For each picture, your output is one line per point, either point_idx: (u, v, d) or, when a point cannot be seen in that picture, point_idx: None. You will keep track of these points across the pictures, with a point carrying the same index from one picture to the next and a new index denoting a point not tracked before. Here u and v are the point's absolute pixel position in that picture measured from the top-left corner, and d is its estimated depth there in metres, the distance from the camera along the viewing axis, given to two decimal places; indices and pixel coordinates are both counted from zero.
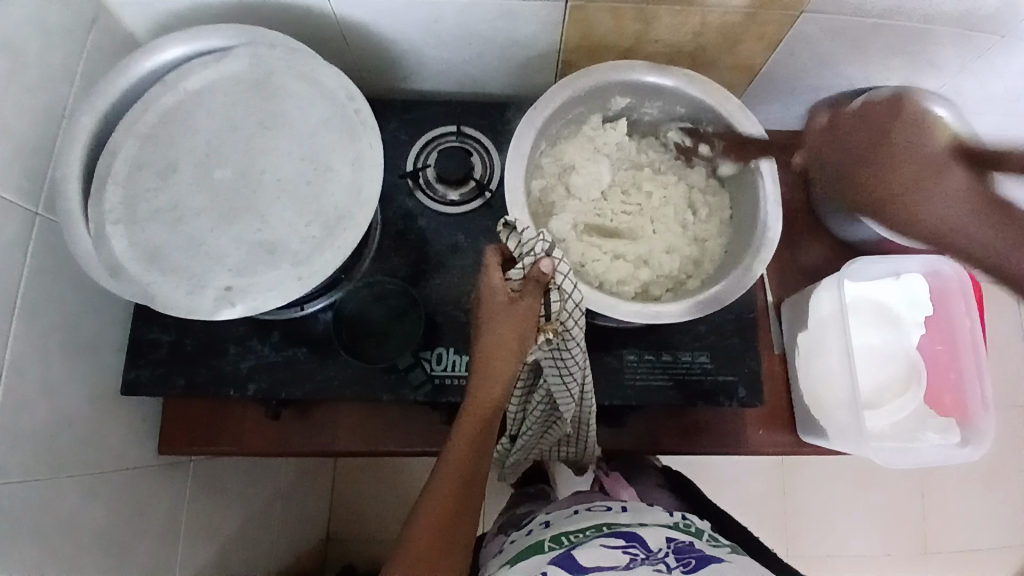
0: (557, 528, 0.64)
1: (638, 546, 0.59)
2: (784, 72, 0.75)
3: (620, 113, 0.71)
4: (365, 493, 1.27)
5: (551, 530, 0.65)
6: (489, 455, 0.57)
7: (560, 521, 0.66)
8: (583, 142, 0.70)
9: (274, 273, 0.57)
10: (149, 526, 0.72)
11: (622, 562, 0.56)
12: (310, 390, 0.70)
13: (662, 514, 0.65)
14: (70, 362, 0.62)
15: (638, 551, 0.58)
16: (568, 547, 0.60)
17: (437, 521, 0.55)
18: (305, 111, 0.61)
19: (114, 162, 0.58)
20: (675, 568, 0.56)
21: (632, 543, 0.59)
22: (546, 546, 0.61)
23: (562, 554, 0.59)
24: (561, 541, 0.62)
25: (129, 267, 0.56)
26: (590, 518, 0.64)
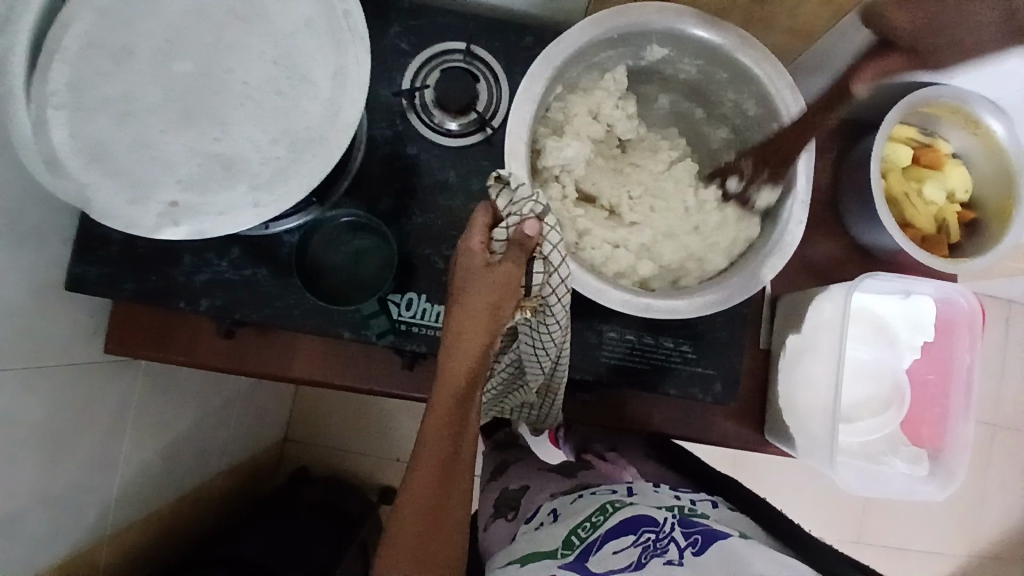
0: (565, 525, 0.65)
1: (647, 526, 0.60)
2: (847, 45, 0.66)
3: (651, 64, 0.62)
4: (327, 403, 1.26)
5: (561, 522, 0.66)
6: (473, 433, 0.51)
7: (566, 511, 0.68)
8: (600, 96, 0.62)
9: (227, 195, 0.51)
10: (91, 420, 0.70)
11: (634, 559, 0.57)
12: (267, 316, 0.65)
13: (667, 499, 0.67)
14: (10, 253, 0.56)
15: (651, 533, 0.59)
16: (578, 544, 0.61)
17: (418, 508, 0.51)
18: (289, 5, 0.52)
19: (65, 36, 0.49)
20: (685, 549, 0.57)
21: (641, 529, 0.60)
22: (558, 552, 0.61)
23: (577, 561, 0.59)
24: (572, 541, 0.62)
25: (68, 162, 0.50)
26: (595, 501, 0.67)
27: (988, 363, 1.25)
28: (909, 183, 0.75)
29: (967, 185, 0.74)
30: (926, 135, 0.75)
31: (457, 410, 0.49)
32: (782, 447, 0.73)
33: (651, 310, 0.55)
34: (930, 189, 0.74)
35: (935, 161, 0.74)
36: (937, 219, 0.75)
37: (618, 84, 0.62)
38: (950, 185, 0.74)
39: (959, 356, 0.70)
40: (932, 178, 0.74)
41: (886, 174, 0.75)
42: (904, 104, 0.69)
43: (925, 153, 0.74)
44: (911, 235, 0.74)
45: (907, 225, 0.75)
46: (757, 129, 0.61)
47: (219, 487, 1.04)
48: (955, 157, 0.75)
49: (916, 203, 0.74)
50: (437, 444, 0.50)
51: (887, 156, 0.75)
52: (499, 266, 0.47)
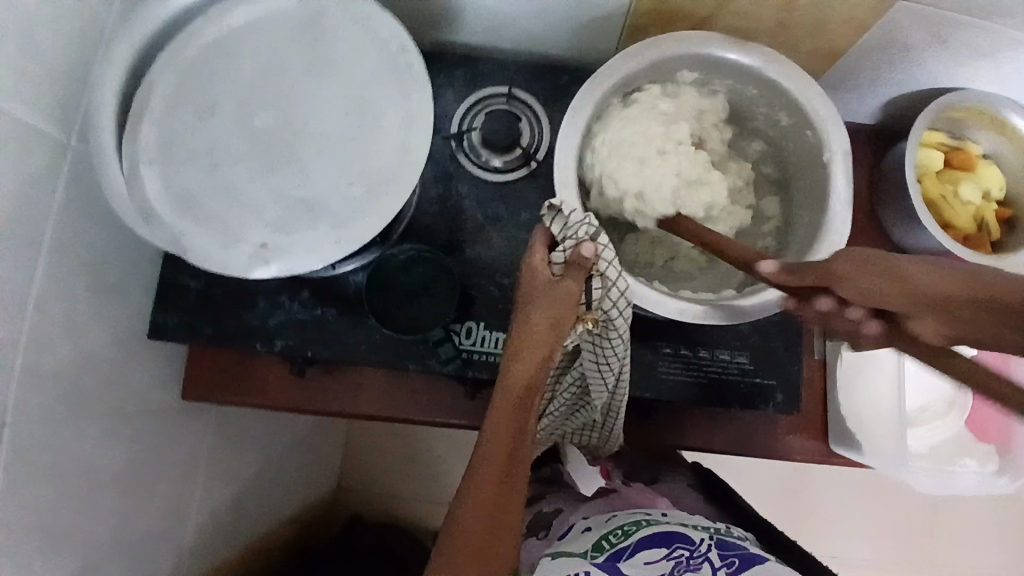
0: (596, 531, 0.66)
1: (680, 544, 0.62)
2: (871, 58, 0.69)
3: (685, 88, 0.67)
4: (379, 449, 1.27)
5: (594, 529, 0.67)
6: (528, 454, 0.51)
7: (599, 524, 0.68)
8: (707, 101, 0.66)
9: (309, 232, 0.55)
10: (169, 465, 0.72)
11: (666, 570, 0.60)
12: (336, 353, 0.68)
13: (701, 518, 0.67)
14: (99, 303, 0.61)
15: (682, 551, 0.61)
16: (610, 549, 0.63)
17: (471, 534, 0.48)
18: (355, 59, 0.57)
19: (149, 100, 0.55)
20: (719, 569, 0.60)
21: (675, 541, 0.62)
22: (587, 553, 0.63)
23: (608, 561, 0.61)
24: (602, 545, 0.64)
25: (161, 214, 0.54)
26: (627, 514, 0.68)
27: None
28: (944, 186, 0.77)
29: (1000, 182, 0.77)
30: (955, 139, 0.78)
31: (515, 427, 0.49)
32: (849, 456, 0.73)
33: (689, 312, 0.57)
34: (966, 190, 0.76)
35: (968, 162, 0.77)
36: (977, 217, 0.77)
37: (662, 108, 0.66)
38: (985, 183, 0.77)
39: None
40: (966, 178, 0.77)
41: (923, 179, 0.77)
42: (935, 107, 0.71)
43: (956, 156, 0.77)
44: (953, 235, 0.76)
45: (948, 226, 0.77)
46: (795, 139, 0.64)
47: (280, 536, 1.05)
48: (985, 157, 0.78)
49: (953, 203, 0.76)
50: (496, 462, 0.49)
51: (921, 162, 0.77)
52: (559, 284, 0.50)
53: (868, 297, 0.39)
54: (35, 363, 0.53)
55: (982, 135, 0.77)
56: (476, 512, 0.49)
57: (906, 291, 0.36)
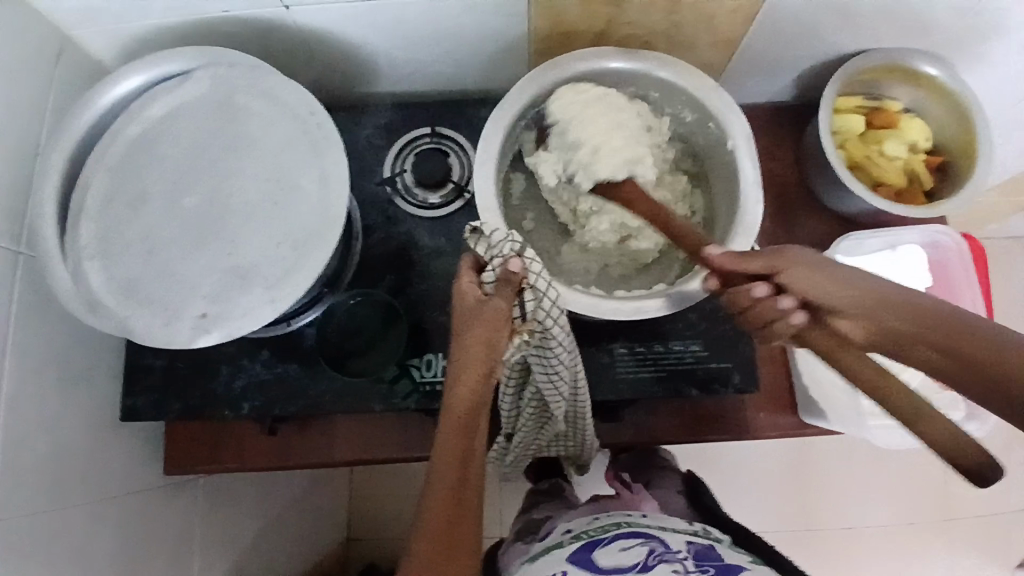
0: (576, 531, 0.69)
1: (656, 542, 0.64)
2: (767, 41, 0.72)
3: None
4: (383, 494, 1.28)
5: (576, 528, 0.70)
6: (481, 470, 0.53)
7: (580, 525, 0.70)
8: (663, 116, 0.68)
9: (248, 296, 0.57)
10: (163, 542, 0.74)
11: (640, 559, 0.62)
12: (303, 406, 0.70)
13: (681, 523, 0.69)
14: (67, 395, 0.64)
15: (656, 547, 0.63)
16: (587, 541, 0.66)
17: (429, 557, 0.50)
18: (271, 129, 0.61)
19: (85, 198, 0.59)
20: (693, 571, 0.60)
21: (651, 538, 0.64)
22: (565, 547, 0.66)
23: (584, 555, 0.64)
24: (582, 538, 0.67)
25: (107, 301, 0.57)
26: (610, 516, 0.70)
27: None
28: (869, 147, 0.78)
29: (926, 133, 0.78)
30: (875, 99, 0.79)
31: (463, 445, 0.51)
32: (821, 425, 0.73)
33: (621, 311, 0.59)
34: (890, 147, 0.77)
35: (888, 120, 0.78)
36: (906, 171, 0.78)
37: None
38: (910, 137, 0.78)
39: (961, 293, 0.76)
40: (890, 136, 0.78)
41: (845, 144, 0.78)
42: (839, 77, 0.74)
43: (876, 116, 0.78)
44: (886, 192, 0.78)
45: (879, 184, 0.78)
46: (701, 131, 0.67)
47: None
48: (908, 112, 0.79)
49: (880, 161, 0.78)
50: (449, 482, 0.51)
51: (840, 128, 0.78)
52: (490, 303, 0.52)
53: (820, 291, 0.44)
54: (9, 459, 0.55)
55: (899, 90, 0.78)
56: (436, 529, 0.51)
57: (850, 290, 0.43)
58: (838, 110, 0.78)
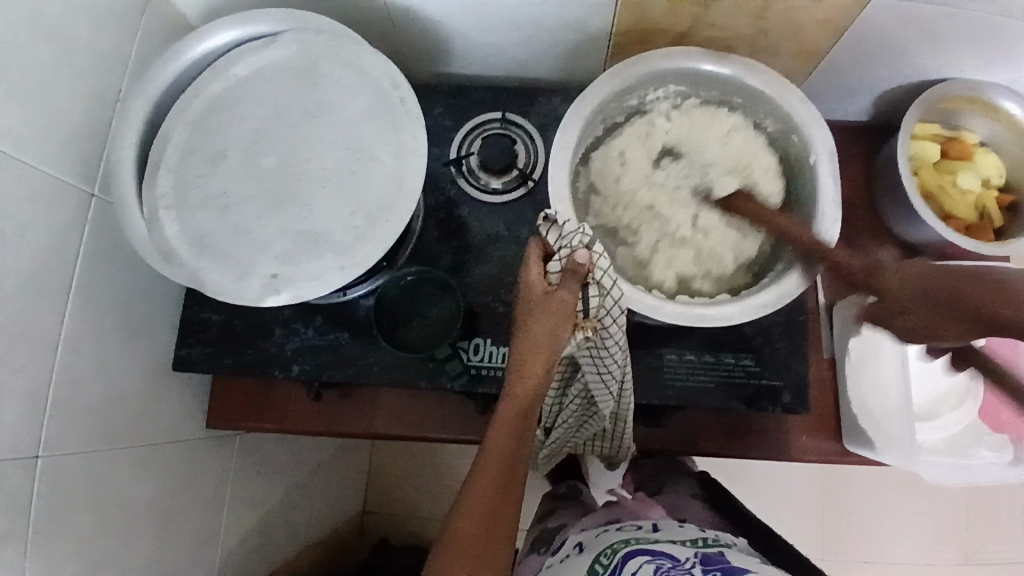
0: (587, 556, 0.67)
1: (663, 557, 0.61)
2: (853, 58, 0.71)
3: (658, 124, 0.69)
4: (402, 471, 1.29)
5: (587, 553, 0.68)
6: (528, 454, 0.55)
7: (591, 541, 0.70)
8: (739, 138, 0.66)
9: (318, 262, 0.58)
10: (200, 492, 0.75)
11: None
12: (350, 375, 0.71)
13: (692, 531, 0.68)
14: (125, 340, 0.65)
15: (663, 561, 0.60)
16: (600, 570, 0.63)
17: (469, 536, 0.52)
18: (352, 98, 0.61)
19: (165, 148, 0.60)
20: None
21: (657, 554, 0.61)
22: None
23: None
24: (595, 568, 0.64)
25: (180, 252, 0.58)
26: (619, 536, 0.68)
27: None
28: (941, 177, 0.77)
29: (1000, 169, 0.77)
30: (951, 129, 0.77)
31: (514, 430, 0.53)
32: (864, 454, 0.72)
33: (684, 315, 0.59)
34: (964, 179, 0.76)
35: (964, 152, 0.77)
36: (977, 207, 0.76)
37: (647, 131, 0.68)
38: (984, 172, 0.76)
39: None
40: (963, 168, 0.76)
41: (918, 172, 0.77)
42: (923, 101, 0.72)
43: (952, 146, 0.77)
44: (955, 226, 0.75)
45: (949, 216, 0.76)
46: (782, 144, 0.66)
47: (310, 560, 1.06)
48: (984, 146, 0.78)
49: (952, 194, 0.76)
50: (497, 464, 0.53)
51: (915, 155, 0.77)
52: (556, 295, 0.52)
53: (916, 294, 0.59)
54: (67, 395, 0.57)
55: (978, 123, 0.76)
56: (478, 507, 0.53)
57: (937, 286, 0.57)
58: (914, 136, 0.77)
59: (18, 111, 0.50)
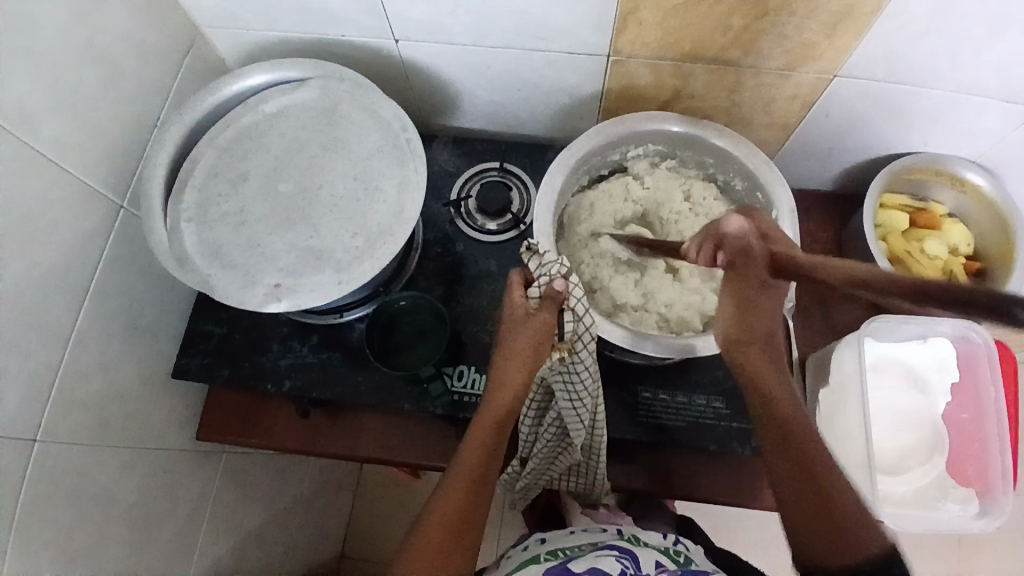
0: (552, 544, 0.66)
1: (629, 561, 0.60)
2: (820, 131, 0.78)
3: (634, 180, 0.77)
4: (385, 515, 1.28)
5: (549, 543, 0.67)
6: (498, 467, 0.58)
7: (556, 536, 0.68)
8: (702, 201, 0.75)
9: (317, 276, 0.63)
10: (180, 502, 0.76)
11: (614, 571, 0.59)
12: (338, 393, 0.75)
13: (656, 537, 0.67)
14: (130, 342, 0.69)
15: (627, 566, 0.59)
16: (563, 556, 0.63)
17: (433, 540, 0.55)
18: (364, 137, 0.69)
19: (194, 169, 0.67)
20: None
21: (626, 553, 0.61)
22: (542, 558, 0.64)
23: (557, 565, 0.62)
24: (557, 553, 0.64)
25: (194, 260, 0.63)
26: (585, 535, 0.66)
27: None
28: (910, 243, 0.81)
29: (968, 239, 0.81)
30: (919, 200, 0.83)
31: (487, 443, 0.56)
32: None
33: (653, 348, 0.63)
34: (931, 245, 0.81)
35: (931, 222, 0.82)
36: (945, 271, 0.81)
37: (622, 187, 0.75)
38: (952, 240, 0.81)
39: (985, 392, 0.78)
40: (931, 236, 0.81)
41: (886, 238, 0.82)
42: (887, 172, 0.78)
43: (919, 216, 0.82)
44: None
45: (918, 280, 0.80)
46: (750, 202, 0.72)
47: None
48: (952, 216, 0.83)
49: (921, 259, 0.80)
50: (467, 475, 0.56)
51: (884, 223, 0.81)
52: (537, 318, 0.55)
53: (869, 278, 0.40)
54: (70, 383, 0.60)
55: (945, 194, 0.82)
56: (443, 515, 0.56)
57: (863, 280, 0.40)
58: (884, 206, 0.82)
59: (65, 125, 0.57)
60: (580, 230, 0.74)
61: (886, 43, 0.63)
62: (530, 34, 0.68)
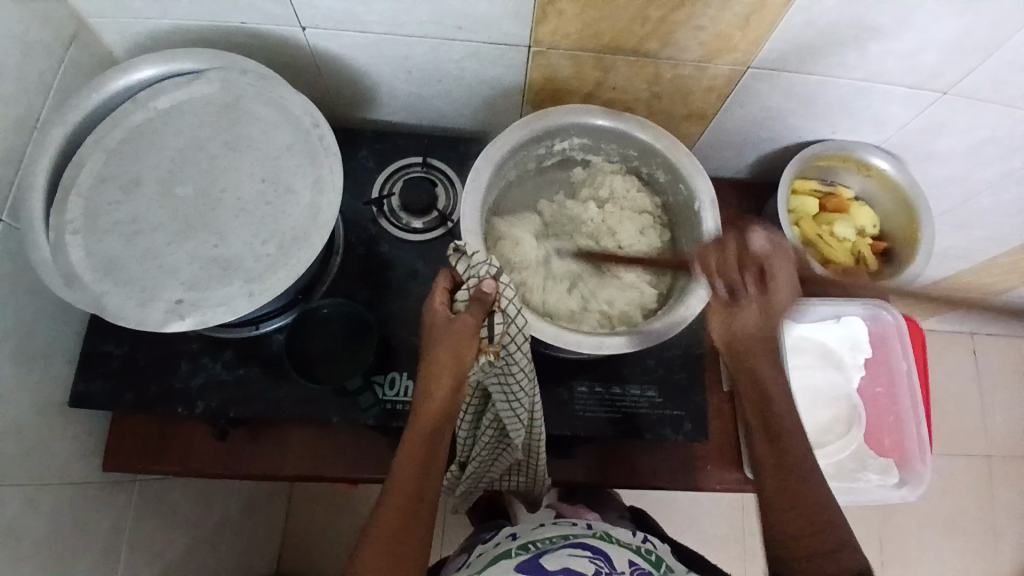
0: (523, 538, 0.64)
1: (602, 560, 0.59)
2: (737, 122, 0.80)
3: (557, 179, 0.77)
4: (321, 523, 1.24)
5: (518, 538, 0.65)
6: (436, 476, 0.56)
7: (525, 533, 0.67)
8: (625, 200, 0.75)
9: (227, 288, 0.58)
10: (92, 540, 0.70)
11: (588, 570, 0.56)
12: (262, 408, 0.71)
13: (624, 535, 0.66)
14: (21, 373, 0.62)
15: (600, 566, 0.58)
16: (534, 551, 0.61)
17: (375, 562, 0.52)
18: (272, 135, 0.64)
19: (79, 175, 0.60)
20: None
21: (598, 552, 0.60)
22: (513, 551, 0.61)
23: (530, 561, 0.59)
24: (529, 547, 0.62)
25: (83, 277, 0.57)
26: (554, 531, 0.65)
27: (951, 392, 1.34)
28: (820, 227, 0.86)
29: (873, 221, 0.86)
30: (828, 184, 0.87)
31: (421, 454, 0.55)
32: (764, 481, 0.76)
33: (587, 345, 0.63)
34: (840, 229, 0.85)
35: (840, 205, 0.86)
36: (853, 252, 0.86)
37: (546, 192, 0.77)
38: (859, 222, 0.86)
39: (897, 364, 0.84)
40: (840, 219, 0.86)
41: (799, 222, 0.85)
42: (799, 161, 0.81)
43: (829, 200, 0.86)
44: (834, 268, 0.84)
45: (829, 261, 0.85)
46: (674, 193, 0.73)
47: None
48: (858, 198, 0.87)
49: (831, 241, 0.85)
50: (404, 490, 0.54)
51: (797, 208, 0.85)
52: (459, 321, 0.53)
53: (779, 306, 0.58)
54: None
55: (852, 179, 0.86)
56: (383, 537, 0.53)
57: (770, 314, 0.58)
58: (799, 191, 0.85)
59: None
60: (507, 225, 0.72)
61: (801, 37, 0.65)
62: (448, 24, 0.65)
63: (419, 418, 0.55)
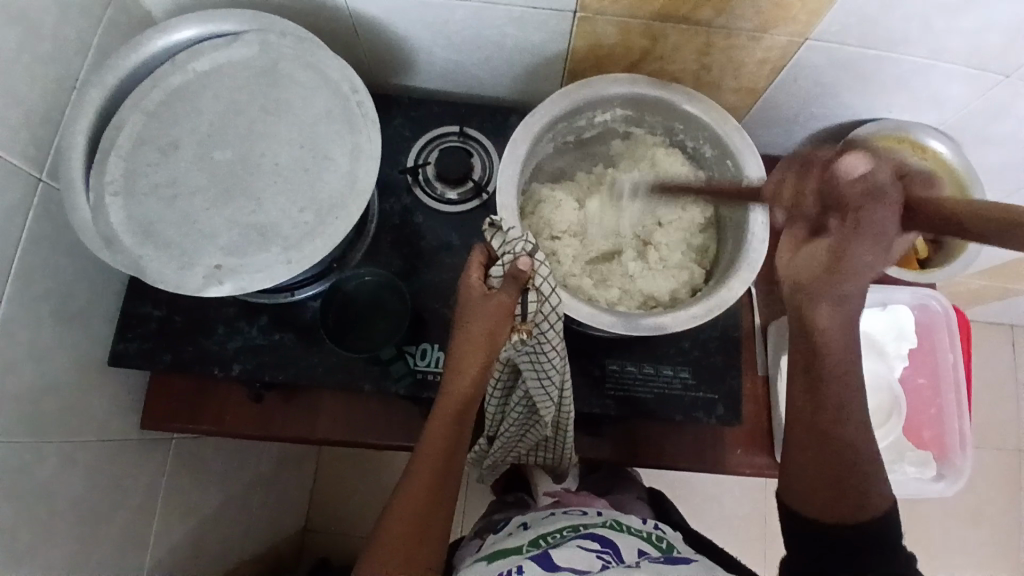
0: (532, 532, 0.64)
1: (609, 552, 0.58)
2: (787, 96, 0.76)
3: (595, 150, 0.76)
4: (347, 487, 1.26)
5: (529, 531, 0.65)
6: (462, 452, 0.57)
7: (536, 524, 0.67)
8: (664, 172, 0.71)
9: (264, 255, 0.58)
10: (129, 494, 0.72)
11: (594, 566, 0.55)
12: (294, 374, 0.71)
13: (634, 522, 0.66)
14: (62, 331, 0.63)
15: (608, 560, 0.56)
16: (545, 546, 0.60)
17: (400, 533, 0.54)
18: (310, 100, 0.63)
19: (119, 137, 0.60)
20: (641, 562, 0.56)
21: (606, 544, 0.59)
22: (523, 548, 0.61)
23: (540, 553, 0.58)
24: (539, 543, 0.61)
25: (123, 239, 0.58)
26: (564, 522, 0.65)
27: (991, 384, 1.29)
28: None
29: None
30: None
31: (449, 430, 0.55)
32: None
33: (621, 326, 0.62)
34: None
35: None
36: None
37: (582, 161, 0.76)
38: None
39: (942, 355, 0.82)
40: None
41: None
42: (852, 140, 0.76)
43: None
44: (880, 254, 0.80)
45: None
46: (718, 169, 0.70)
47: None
48: None
49: None
50: (431, 464, 0.56)
51: None
52: (493, 298, 0.52)
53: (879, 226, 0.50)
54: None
55: None
56: (407, 508, 0.55)
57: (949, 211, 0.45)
58: None
59: None
60: (540, 195, 0.73)
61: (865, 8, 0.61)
62: None
63: (448, 396, 0.55)
